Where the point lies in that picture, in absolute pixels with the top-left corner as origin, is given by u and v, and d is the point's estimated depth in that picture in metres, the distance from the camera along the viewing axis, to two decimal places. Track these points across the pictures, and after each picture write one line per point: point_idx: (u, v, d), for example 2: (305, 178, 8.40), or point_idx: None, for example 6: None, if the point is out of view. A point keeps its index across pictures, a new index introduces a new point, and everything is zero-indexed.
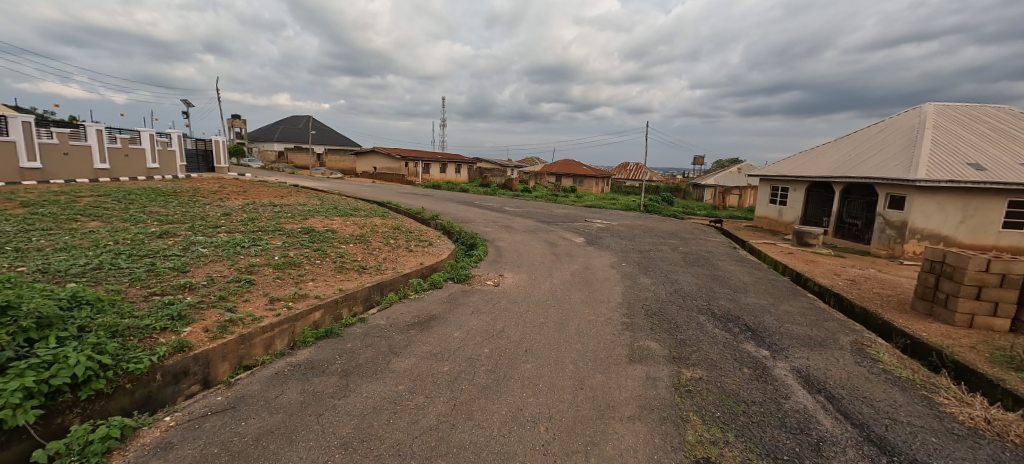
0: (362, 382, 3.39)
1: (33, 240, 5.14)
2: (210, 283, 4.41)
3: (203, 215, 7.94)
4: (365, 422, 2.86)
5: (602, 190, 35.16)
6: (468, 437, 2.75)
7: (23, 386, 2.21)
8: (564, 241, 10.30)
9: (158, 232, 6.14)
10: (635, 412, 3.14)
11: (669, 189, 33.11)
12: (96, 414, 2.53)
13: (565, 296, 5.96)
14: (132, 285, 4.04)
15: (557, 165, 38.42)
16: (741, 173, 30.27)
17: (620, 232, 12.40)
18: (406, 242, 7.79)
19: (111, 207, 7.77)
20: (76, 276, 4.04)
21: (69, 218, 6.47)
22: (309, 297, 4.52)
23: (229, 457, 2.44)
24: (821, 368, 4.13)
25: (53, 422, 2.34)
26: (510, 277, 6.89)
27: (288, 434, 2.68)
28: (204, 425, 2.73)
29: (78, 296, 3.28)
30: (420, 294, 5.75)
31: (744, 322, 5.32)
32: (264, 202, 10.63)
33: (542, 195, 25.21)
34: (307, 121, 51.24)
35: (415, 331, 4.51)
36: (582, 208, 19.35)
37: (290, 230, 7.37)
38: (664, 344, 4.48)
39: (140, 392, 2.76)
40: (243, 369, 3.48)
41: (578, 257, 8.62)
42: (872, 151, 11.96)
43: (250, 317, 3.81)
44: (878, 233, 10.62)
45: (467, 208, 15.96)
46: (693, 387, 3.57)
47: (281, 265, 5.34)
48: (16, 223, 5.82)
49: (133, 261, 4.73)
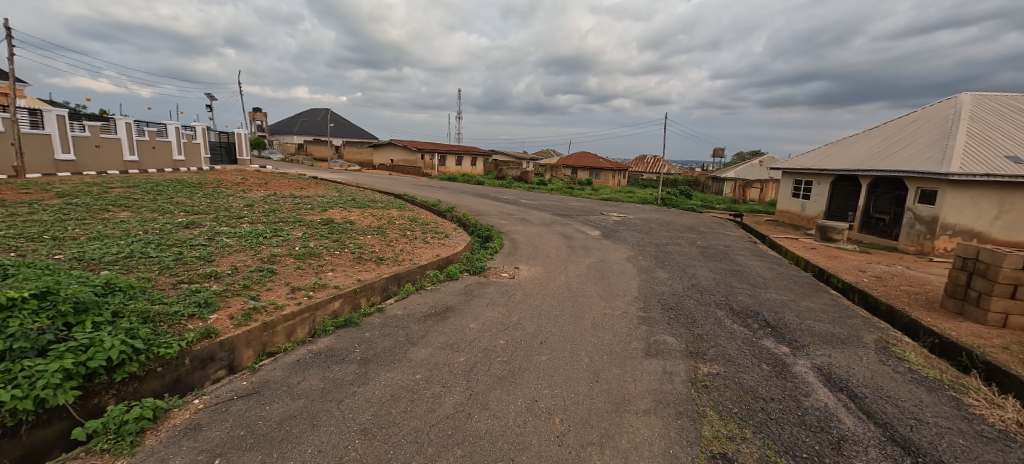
0: (380, 370, 3.46)
1: (69, 229, 5.37)
2: (234, 272, 4.54)
3: (226, 206, 8.16)
4: (383, 409, 2.92)
5: (618, 183, 34.77)
6: (484, 427, 2.79)
7: (62, 368, 2.33)
8: (579, 234, 10.23)
9: (185, 222, 6.33)
10: (650, 406, 3.13)
11: (687, 182, 32.56)
12: (129, 396, 2.65)
13: (580, 290, 5.94)
14: (161, 274, 4.19)
15: (573, 158, 38.01)
16: (762, 167, 29.43)
17: (636, 226, 12.27)
18: (422, 234, 7.86)
19: (140, 198, 8.04)
20: (109, 264, 4.21)
21: (101, 209, 6.73)
22: (328, 287, 4.62)
23: (254, 440, 2.53)
24: (844, 366, 4.04)
25: (90, 403, 2.46)
26: (525, 269, 6.90)
27: (311, 419, 2.76)
28: (231, 409, 2.84)
29: (112, 283, 3.43)
30: (435, 285, 5.78)
31: (763, 318, 5.23)
32: (285, 194, 10.85)
33: (558, 188, 25.05)
34: (325, 114, 51.88)
35: (431, 322, 4.56)
36: (599, 201, 19.18)
37: (309, 221, 7.51)
38: (681, 339, 4.42)
39: (169, 376, 2.88)
40: (267, 356, 3.59)
41: (593, 250, 8.59)
42: (902, 144, 11.53)
43: (273, 305, 3.92)
44: (906, 228, 10.26)
45: (482, 200, 16.01)
46: (710, 383, 3.53)
47: (301, 255, 5.46)
48: (53, 213, 6.09)
49: (161, 250, 4.89)
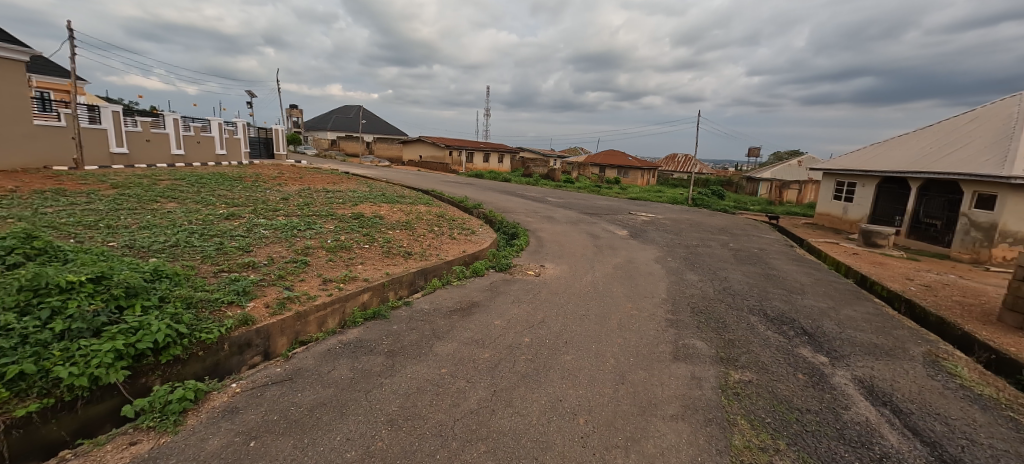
0: (406, 363, 3.52)
1: (122, 218, 5.72)
2: (270, 263, 4.72)
3: (264, 199, 8.50)
4: (409, 401, 2.97)
5: (647, 182, 34.04)
6: (508, 424, 2.78)
7: (114, 348, 2.49)
8: (606, 234, 10.08)
9: (225, 214, 6.63)
10: (678, 411, 3.04)
11: (719, 182, 31.53)
12: (173, 377, 2.80)
13: (606, 290, 5.85)
14: (204, 262, 4.40)
15: (601, 156, 37.52)
16: (801, 167, 28.12)
17: (665, 226, 11.97)
18: (449, 230, 7.95)
19: (185, 190, 8.48)
20: (157, 252, 4.46)
21: (150, 199, 7.14)
22: (358, 279, 4.73)
23: (287, 425, 2.62)
24: (887, 379, 3.81)
25: (138, 382, 2.62)
26: (551, 267, 6.85)
27: (340, 408, 2.83)
28: (265, 394, 2.95)
29: (160, 270, 3.63)
30: (461, 281, 5.83)
31: (800, 325, 5.00)
32: (318, 188, 11.21)
33: (585, 186, 24.79)
34: (357, 111, 53.25)
35: (456, 317, 4.60)
36: (626, 201, 18.86)
37: (341, 215, 7.71)
38: (711, 344, 4.29)
39: (210, 359, 3.02)
40: (300, 344, 3.72)
41: (620, 250, 8.44)
42: (958, 144, 10.74)
43: (305, 296, 4.05)
44: (960, 235, 9.59)
45: (508, 198, 16.03)
46: (741, 390, 3.41)
47: (333, 248, 5.61)
48: (108, 203, 6.50)
49: (204, 239, 5.14)
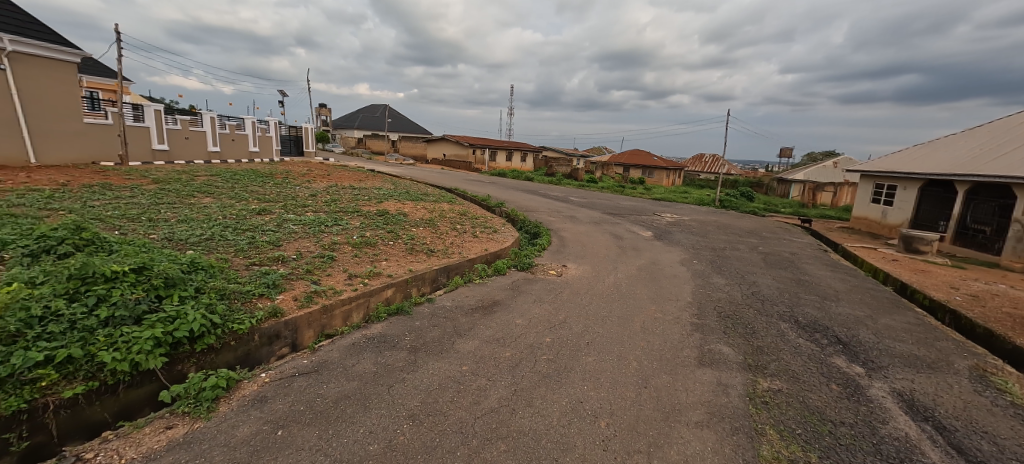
0: (428, 359, 3.55)
1: (162, 212, 6.00)
2: (299, 257, 4.86)
3: (294, 195, 8.76)
4: (430, 397, 2.99)
5: (672, 182, 33.33)
6: (528, 424, 2.77)
7: (154, 336, 2.61)
8: (630, 234, 9.93)
9: (257, 209, 6.86)
10: (702, 418, 2.96)
11: (749, 183, 30.56)
12: (207, 365, 2.92)
13: (630, 291, 5.76)
14: (237, 255, 4.57)
15: (625, 156, 37.00)
16: (837, 169, 26.94)
17: (691, 227, 11.70)
18: (472, 228, 7.99)
19: (220, 186, 8.82)
20: (194, 245, 4.66)
21: (189, 194, 7.46)
22: (382, 275, 4.81)
23: (313, 416, 2.68)
24: (929, 393, 3.60)
25: (174, 368, 2.74)
26: (573, 267, 6.80)
27: (363, 401, 2.88)
28: (293, 384, 3.04)
29: (196, 262, 3.79)
30: (483, 279, 5.85)
31: (833, 334, 4.79)
32: (345, 185, 11.46)
33: (608, 186, 24.50)
34: (383, 110, 54.28)
35: (478, 315, 4.62)
36: (651, 201, 18.54)
37: (366, 212, 7.87)
38: (739, 350, 4.16)
39: (241, 349, 3.13)
40: (325, 337, 3.81)
41: (644, 251, 8.29)
42: (1012, 146, 10.06)
43: (332, 290, 4.14)
44: (1011, 242, 8.98)
45: (530, 196, 16.00)
46: (770, 399, 3.29)
47: (358, 244, 5.73)
48: (150, 197, 6.84)
49: (237, 233, 5.34)
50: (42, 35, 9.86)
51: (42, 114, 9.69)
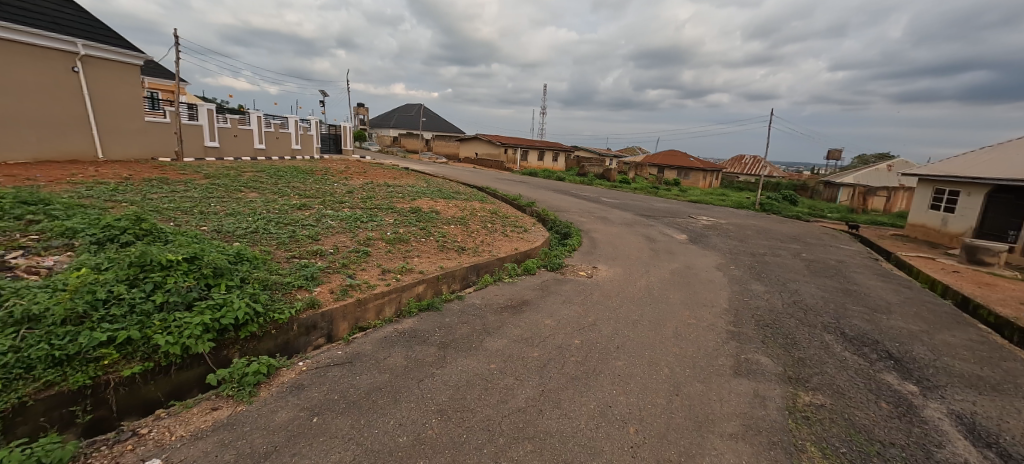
0: (457, 355, 3.59)
1: (213, 205, 6.37)
2: (335, 251, 5.03)
3: (332, 191, 9.09)
4: (459, 394, 3.03)
5: (709, 184, 32.21)
6: (555, 425, 2.75)
7: (203, 322, 2.78)
8: (663, 237, 9.68)
9: (298, 204, 7.17)
10: (737, 430, 2.85)
11: (792, 186, 29.07)
12: (250, 352, 3.08)
13: (662, 295, 5.61)
14: (279, 248, 4.79)
15: (660, 156, 36.09)
16: (892, 173, 25.17)
17: (728, 231, 11.26)
18: (503, 227, 8.03)
19: (265, 181, 9.27)
20: (240, 237, 4.92)
21: (236, 189, 7.89)
22: (413, 271, 4.91)
23: (346, 406, 2.77)
24: (994, 418, 3.30)
25: (221, 354, 2.91)
26: (604, 269, 6.69)
27: (394, 394, 2.95)
28: (328, 374, 3.15)
29: (242, 254, 4.00)
30: (513, 278, 5.86)
31: (884, 348, 4.48)
32: (381, 182, 11.79)
33: (641, 187, 23.97)
34: (418, 109, 55.47)
35: (507, 314, 4.63)
36: (686, 203, 18.00)
37: (400, 209, 8.05)
38: (778, 361, 3.96)
39: (281, 338, 3.27)
40: (359, 330, 3.93)
41: (678, 255, 8.06)
42: None
43: (366, 284, 4.27)
44: None
45: (561, 196, 15.89)
46: (812, 415, 3.11)
47: (392, 240, 5.87)
48: (201, 191, 7.28)
49: (279, 227, 5.60)
50: (111, 40, 10.67)
51: (110, 113, 10.50)
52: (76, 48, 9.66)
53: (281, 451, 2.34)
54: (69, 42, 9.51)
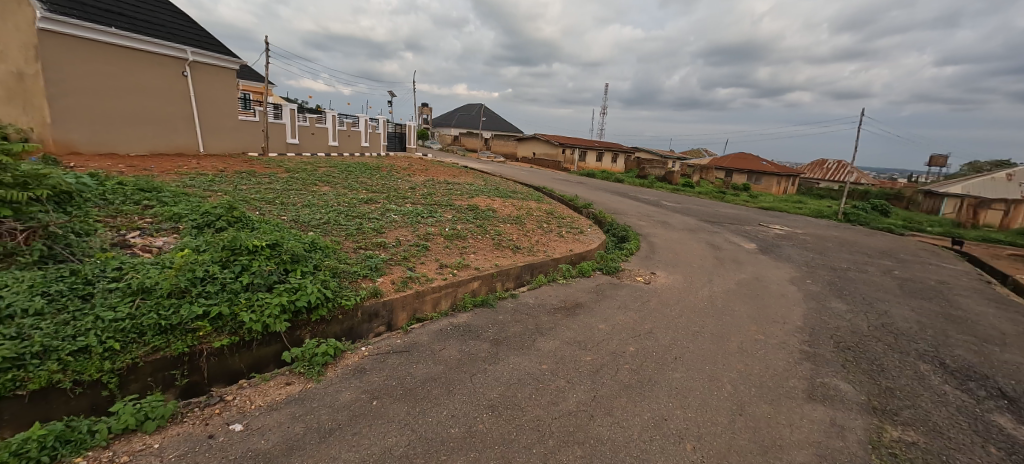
0: (510, 353, 3.62)
1: (292, 197, 6.97)
2: (398, 244, 5.29)
3: (396, 187, 9.56)
4: (510, 391, 3.05)
5: (782, 190, 29.75)
6: (606, 433, 2.68)
7: (280, 303, 3.04)
8: (729, 245, 9.09)
9: (365, 199, 7.62)
10: (809, 460, 2.60)
11: (884, 195, 26.01)
12: (320, 334, 3.32)
13: (727, 307, 5.27)
14: (348, 239, 5.12)
15: (727, 160, 33.92)
16: (1014, 183, 21.65)
17: (804, 242, 10.33)
18: (558, 228, 7.97)
19: (337, 176, 9.97)
20: (314, 227, 5.34)
21: (312, 183, 8.56)
22: (469, 267, 5.02)
23: (402, 392, 2.90)
24: None
25: (294, 333, 3.16)
26: (663, 276, 6.42)
27: (448, 385, 3.04)
28: (387, 360, 3.32)
29: (315, 243, 4.33)
30: (567, 280, 5.80)
31: (996, 385, 3.87)
32: (441, 179, 12.20)
33: (706, 191, 22.68)
34: (479, 109, 56.72)
35: (561, 315, 4.59)
36: (756, 210, 16.76)
37: (458, 206, 8.29)
38: (860, 388, 3.57)
39: (346, 323, 3.50)
40: (417, 321, 4.09)
41: (745, 265, 7.53)
42: None
43: (424, 277, 4.44)
44: None
45: (619, 199, 15.49)
46: (901, 453, 2.77)
47: (450, 236, 6.06)
48: (283, 184, 7.98)
49: (349, 219, 5.99)
50: (213, 47, 11.99)
51: (210, 112, 11.83)
52: (185, 55, 10.97)
53: (343, 429, 2.49)
54: (179, 50, 10.83)
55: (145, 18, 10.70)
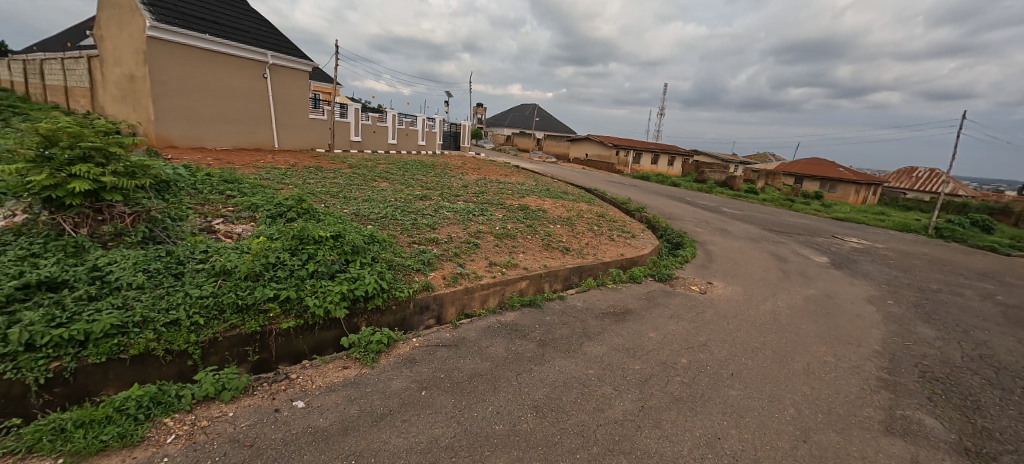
0: (556, 355, 3.61)
1: (353, 191, 7.39)
2: (449, 241, 5.44)
3: (449, 185, 9.83)
4: (555, 393, 3.04)
5: (860, 200, 27.08)
6: (654, 445, 2.59)
7: (341, 291, 3.24)
8: (796, 257, 8.43)
9: (420, 195, 7.91)
10: None
11: (986, 209, 22.88)
12: (374, 322, 3.50)
13: (792, 324, 4.90)
14: (403, 233, 5.35)
15: (796, 165, 31.46)
16: None
17: (885, 258, 9.35)
18: (609, 231, 7.81)
19: (394, 173, 10.43)
20: (373, 220, 5.63)
21: (372, 179, 9.02)
22: (518, 267, 5.05)
23: (449, 385, 2.99)
24: None
25: (352, 321, 3.35)
26: (720, 286, 6.08)
27: (493, 382, 3.08)
28: (436, 353, 3.42)
29: (373, 235, 4.56)
30: (617, 285, 5.67)
31: None
32: (493, 178, 12.38)
33: (770, 198, 21.19)
34: (531, 109, 56.86)
35: (610, 321, 4.49)
36: (828, 221, 15.40)
37: (509, 205, 8.36)
38: (950, 426, 3.17)
39: (399, 314, 3.65)
40: (465, 316, 4.19)
41: (814, 280, 6.95)
42: None
43: (474, 274, 4.53)
44: None
45: (674, 203, 14.88)
46: None
47: (499, 235, 6.13)
48: (346, 179, 8.49)
49: (404, 215, 6.25)
50: (289, 51, 12.97)
51: (284, 110, 12.82)
52: (265, 58, 11.92)
53: (394, 415, 2.61)
54: (260, 53, 11.81)
55: (233, 25, 11.81)
